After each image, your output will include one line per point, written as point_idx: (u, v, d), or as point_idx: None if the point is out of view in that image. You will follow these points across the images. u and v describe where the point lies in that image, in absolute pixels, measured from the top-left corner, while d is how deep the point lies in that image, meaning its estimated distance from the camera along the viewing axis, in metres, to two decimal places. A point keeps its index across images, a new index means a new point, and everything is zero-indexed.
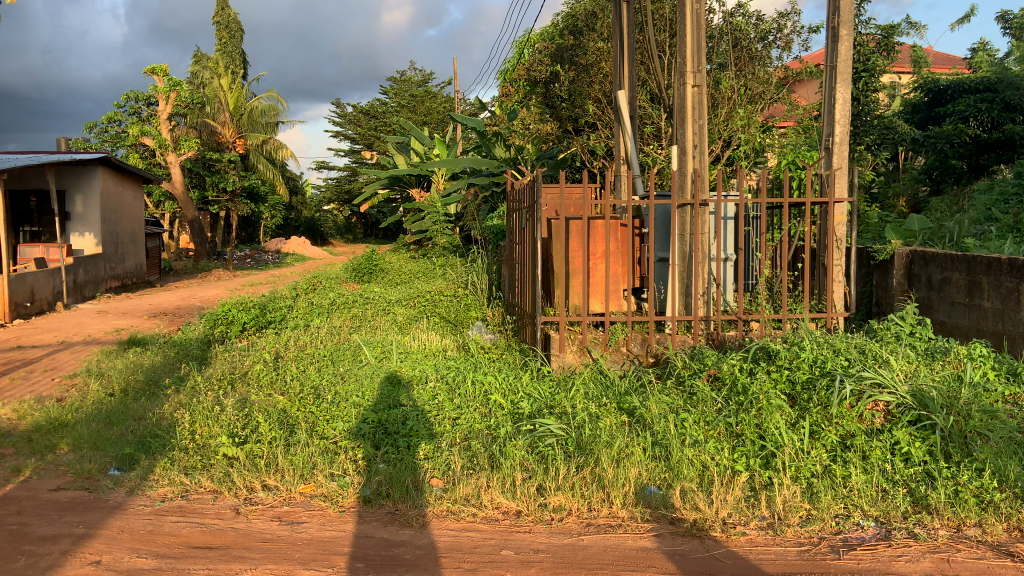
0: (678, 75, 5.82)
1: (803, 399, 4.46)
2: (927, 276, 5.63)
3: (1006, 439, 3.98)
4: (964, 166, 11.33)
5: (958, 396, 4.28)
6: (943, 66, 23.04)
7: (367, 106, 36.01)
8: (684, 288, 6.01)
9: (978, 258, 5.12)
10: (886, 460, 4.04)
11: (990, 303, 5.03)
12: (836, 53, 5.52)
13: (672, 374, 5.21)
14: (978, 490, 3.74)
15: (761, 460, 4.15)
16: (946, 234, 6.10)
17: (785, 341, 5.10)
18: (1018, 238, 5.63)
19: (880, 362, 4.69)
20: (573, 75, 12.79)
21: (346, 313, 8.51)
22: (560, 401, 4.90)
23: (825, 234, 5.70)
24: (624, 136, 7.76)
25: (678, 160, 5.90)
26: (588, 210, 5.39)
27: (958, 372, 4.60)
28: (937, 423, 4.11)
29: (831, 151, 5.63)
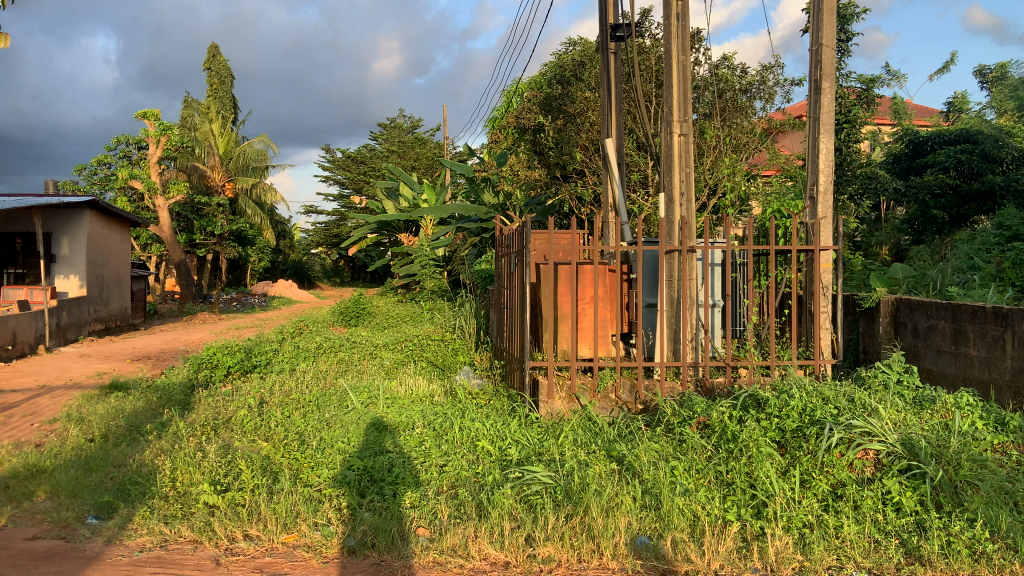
0: (664, 124, 5.90)
1: (793, 447, 4.44)
2: (912, 324, 5.64)
3: (997, 488, 3.95)
4: (946, 216, 11.42)
5: (946, 445, 4.26)
6: (923, 118, 23.55)
7: (357, 152, 36.34)
8: (672, 334, 6.01)
9: (962, 306, 5.15)
10: (878, 510, 4.00)
11: (976, 351, 5.04)
12: (819, 105, 5.62)
13: (661, 421, 5.17)
14: (970, 540, 3.69)
15: (752, 510, 4.11)
16: (930, 282, 6.15)
17: (774, 389, 5.08)
18: (1000, 287, 5.67)
19: (869, 410, 4.67)
20: (561, 123, 12.91)
21: (332, 357, 8.43)
22: (548, 448, 4.84)
23: (811, 282, 5.74)
24: (613, 183, 7.81)
25: (665, 208, 5.96)
26: (578, 256, 5.41)
27: (946, 422, 4.59)
28: (927, 472, 4.08)
29: (816, 201, 5.70)
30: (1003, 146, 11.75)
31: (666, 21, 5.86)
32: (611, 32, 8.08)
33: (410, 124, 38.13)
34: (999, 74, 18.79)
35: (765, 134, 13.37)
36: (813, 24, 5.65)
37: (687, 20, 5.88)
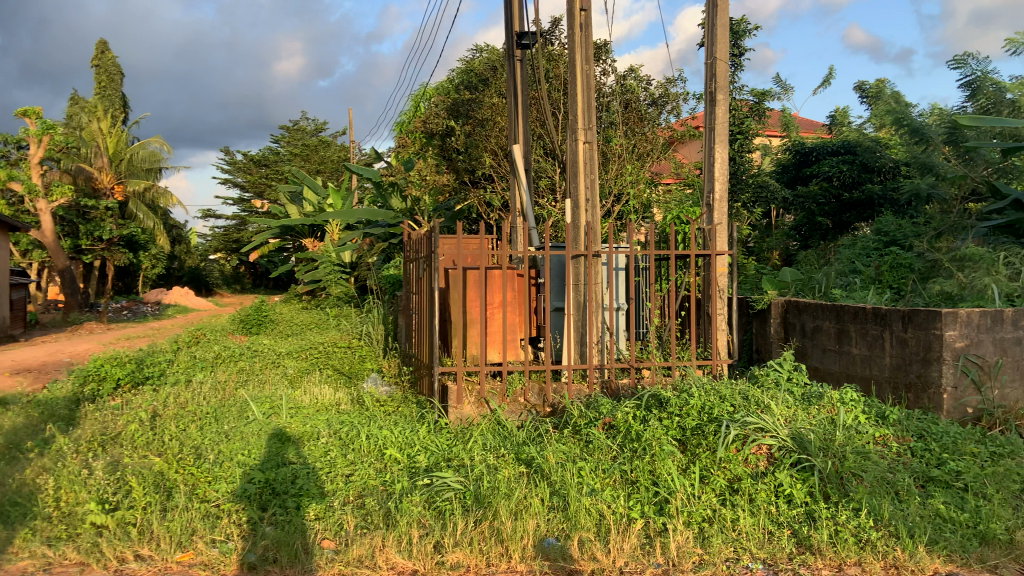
0: (569, 131, 6.02)
1: (692, 445, 4.62)
2: (801, 325, 5.98)
3: (878, 479, 4.23)
4: (830, 223, 12.27)
5: (833, 438, 4.54)
6: (807, 130, 25.00)
7: (260, 154, 35.18)
8: (579, 336, 6.12)
9: (844, 307, 5.49)
10: (771, 502, 4.21)
11: (857, 349, 5.39)
12: (714, 116, 5.87)
13: (568, 423, 5.27)
14: (856, 528, 3.92)
15: (655, 507, 4.25)
16: (816, 285, 6.50)
17: (675, 389, 5.26)
18: (879, 290, 6.05)
19: (762, 407, 4.91)
20: (469, 128, 12.92)
21: (231, 367, 8.12)
22: (457, 454, 4.85)
23: (708, 285, 5.98)
24: (520, 188, 7.88)
25: (571, 214, 6.08)
26: (486, 260, 5.43)
27: (831, 416, 4.88)
28: (816, 465, 4.33)
29: (712, 208, 5.95)
30: (880, 157, 12.61)
31: (569, 30, 5.97)
32: (516, 40, 8.17)
33: (314, 126, 37.33)
34: (875, 91, 20.07)
35: (667, 144, 13.86)
36: (707, 39, 5.89)
37: (590, 30, 6.02)
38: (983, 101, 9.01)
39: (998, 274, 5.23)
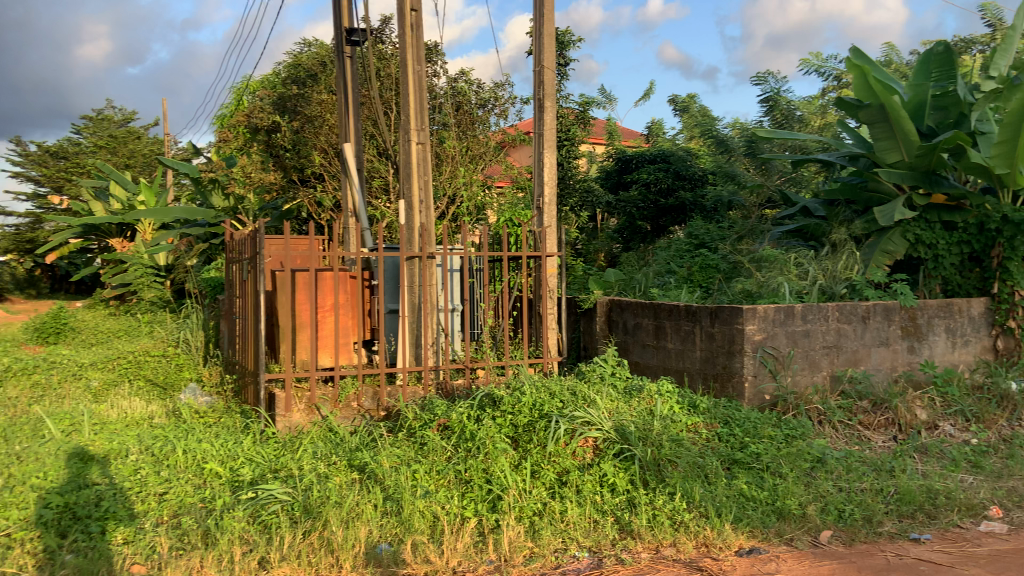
0: (402, 132, 5.97)
1: (524, 441, 4.75)
2: (623, 322, 6.33)
3: (690, 464, 4.57)
4: (648, 227, 13.18)
5: (651, 427, 4.84)
6: (627, 139, 26.49)
7: (57, 145, 31.66)
8: (414, 338, 6.09)
9: (661, 305, 5.88)
10: (597, 492, 4.42)
11: (673, 344, 5.78)
12: (542, 122, 6.06)
13: (402, 426, 5.22)
14: (671, 511, 4.20)
15: (488, 504, 4.32)
16: (636, 284, 6.90)
17: (507, 387, 5.38)
18: (692, 289, 6.52)
19: (588, 401, 5.13)
20: (297, 125, 12.43)
21: (20, 383, 7.22)
22: (285, 464, 4.65)
23: (539, 286, 6.17)
24: (351, 188, 7.70)
25: (404, 215, 6.03)
26: (315, 262, 5.26)
27: (650, 407, 5.21)
28: (636, 454, 4.60)
29: (542, 211, 6.13)
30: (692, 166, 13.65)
31: (400, 30, 5.92)
32: (346, 36, 7.98)
33: (123, 117, 34.22)
34: (686, 105, 21.64)
35: (499, 147, 14.13)
36: (535, 47, 6.06)
37: (421, 30, 6.00)
38: (776, 117, 9.97)
39: (790, 273, 5.80)
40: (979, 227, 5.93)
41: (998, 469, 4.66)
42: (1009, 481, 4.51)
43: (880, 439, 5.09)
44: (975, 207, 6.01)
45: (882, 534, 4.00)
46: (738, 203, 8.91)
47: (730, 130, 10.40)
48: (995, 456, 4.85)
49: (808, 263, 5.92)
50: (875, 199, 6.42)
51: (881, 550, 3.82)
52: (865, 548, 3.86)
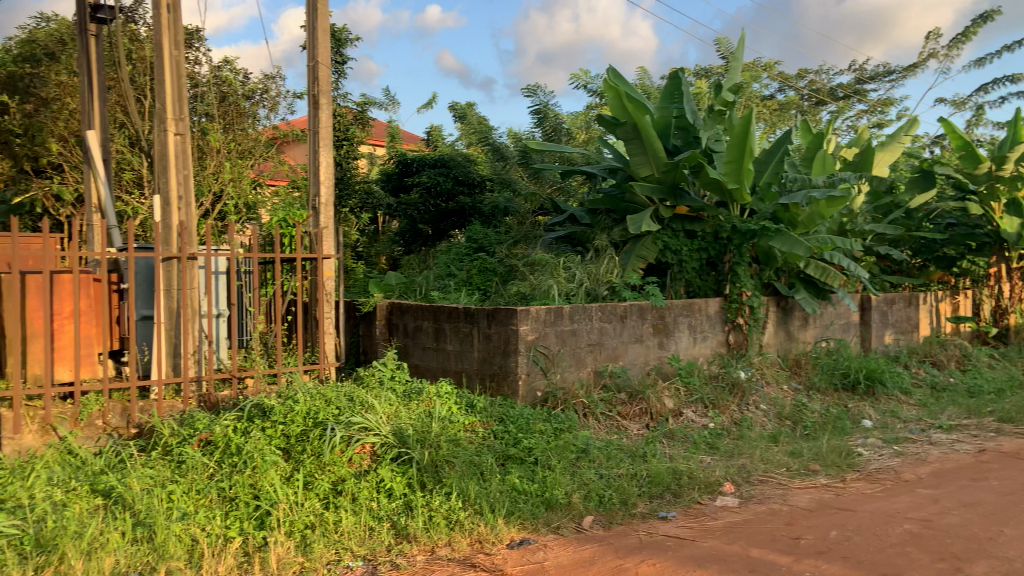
0: (158, 121, 5.46)
1: (296, 451, 4.56)
2: (403, 325, 6.32)
3: (466, 463, 4.67)
4: None
5: (429, 429, 4.87)
6: (407, 146, 26.50)
7: None
8: (175, 347, 5.60)
9: (440, 307, 5.94)
10: (373, 498, 4.34)
11: (451, 346, 5.87)
12: (317, 120, 5.86)
13: (158, 444, 4.74)
14: (448, 511, 4.23)
15: (256, 522, 4.07)
16: (416, 287, 6.89)
17: (279, 396, 5.12)
18: (470, 292, 6.67)
19: (365, 407, 5.04)
20: (31, 107, 11.07)
21: None
22: (10, 495, 4.02)
23: (315, 289, 5.96)
24: (98, 181, 6.88)
25: (161, 212, 5.52)
26: (49, 263, 4.63)
27: (428, 409, 5.24)
28: (414, 457, 4.61)
29: (318, 211, 5.93)
30: None
31: (154, 10, 5.41)
32: (90, 12, 7.14)
33: None
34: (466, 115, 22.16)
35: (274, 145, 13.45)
36: (309, 41, 5.86)
37: (180, 13, 5.53)
38: (548, 129, 10.56)
39: (559, 276, 6.15)
40: (714, 237, 6.77)
41: (730, 449, 5.30)
42: (738, 458, 5.14)
43: (636, 428, 5.57)
44: (711, 217, 6.83)
45: (636, 515, 4.36)
46: (511, 210, 9.05)
47: (504, 140, 10.74)
48: (728, 438, 5.52)
49: (574, 267, 6.31)
50: (631, 209, 6.92)
51: (635, 530, 4.17)
52: (622, 530, 4.18)
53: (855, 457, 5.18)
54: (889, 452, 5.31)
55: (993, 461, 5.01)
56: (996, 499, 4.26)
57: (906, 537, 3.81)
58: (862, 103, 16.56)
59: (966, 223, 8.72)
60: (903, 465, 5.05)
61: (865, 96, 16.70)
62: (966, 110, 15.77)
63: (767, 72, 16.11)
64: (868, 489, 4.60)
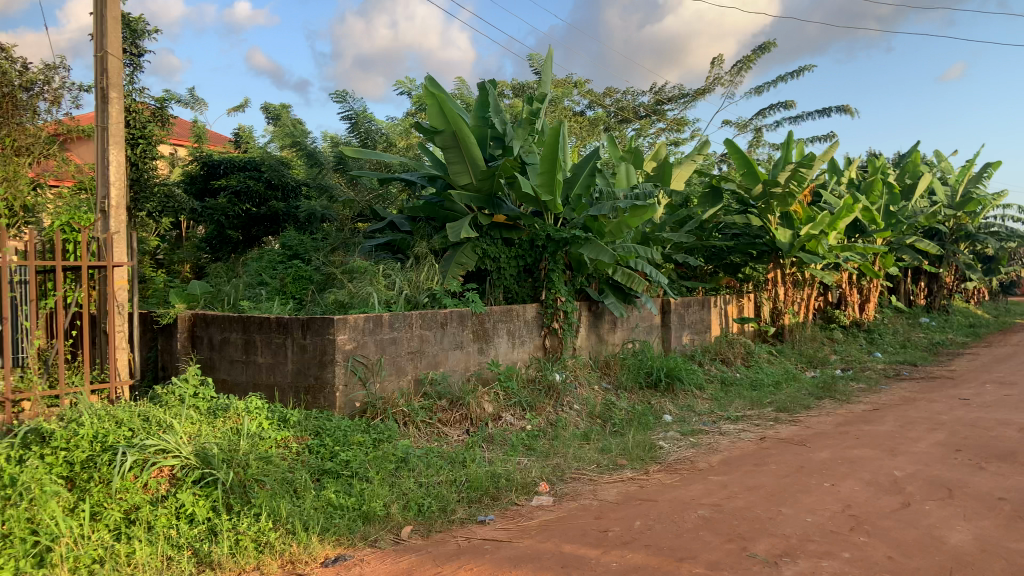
0: None
1: (81, 480, 4.09)
2: (208, 338, 5.91)
3: (278, 480, 4.43)
4: None
5: (236, 448, 4.56)
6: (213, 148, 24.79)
7: None
8: None
9: (250, 318, 5.62)
10: (172, 525, 3.98)
11: (262, 359, 5.57)
12: (107, 114, 5.33)
13: None
14: (256, 534, 3.94)
15: (32, 559, 3.55)
16: (224, 297, 6.46)
17: (60, 419, 4.58)
18: (283, 301, 6.36)
19: (163, 427, 4.63)
20: None
21: None
22: None
23: (104, 301, 5.42)
24: None
25: None
26: None
27: (236, 427, 4.92)
28: (218, 478, 4.29)
29: (107, 215, 5.41)
30: None
31: None
32: None
33: None
34: None
35: None
36: (95, 29, 5.31)
37: None
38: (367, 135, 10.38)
39: (378, 284, 6.05)
40: (530, 243, 6.96)
41: (546, 449, 5.50)
42: (553, 458, 5.33)
43: (456, 434, 5.59)
44: (527, 226, 6.97)
45: (454, 522, 4.35)
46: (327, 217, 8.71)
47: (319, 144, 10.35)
48: (544, 438, 5.73)
49: (394, 275, 6.24)
50: (451, 218, 6.92)
51: (453, 536, 4.16)
52: (440, 538, 4.14)
53: (657, 450, 5.57)
54: (686, 444, 5.76)
55: (771, 447, 5.61)
56: (773, 481, 4.76)
57: (699, 522, 4.14)
58: (660, 122, 17.97)
59: (747, 233, 9.70)
60: (698, 454, 5.51)
61: (664, 117, 18.13)
62: (747, 132, 17.61)
63: (577, 89, 17.02)
64: (668, 480, 4.96)
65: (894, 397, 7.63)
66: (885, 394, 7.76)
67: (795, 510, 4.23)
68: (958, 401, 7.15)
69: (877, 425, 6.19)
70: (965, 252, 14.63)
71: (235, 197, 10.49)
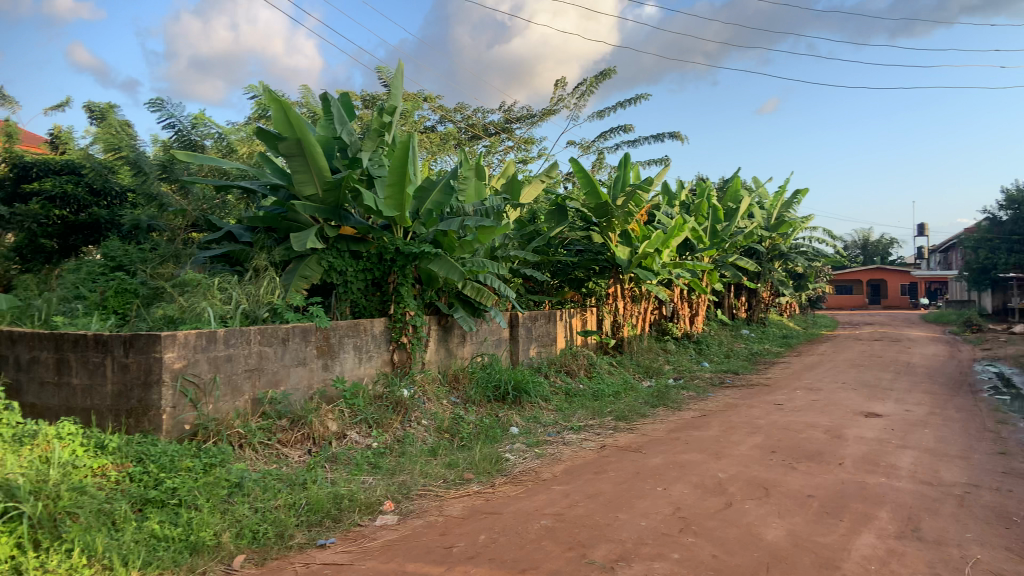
0: None
1: None
2: (15, 357, 5.35)
3: (95, 512, 4.02)
4: None
5: (44, 478, 4.07)
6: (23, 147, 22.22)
7: None
8: None
9: (64, 334, 5.11)
10: None
11: (77, 380, 5.06)
12: None
13: None
14: (67, 572, 3.49)
15: None
16: (33, 311, 5.81)
17: None
18: (105, 316, 5.84)
19: None
20: None
21: None
22: None
23: None
24: None
25: None
26: None
27: (44, 454, 4.41)
28: (24, 512, 3.77)
29: None
30: None
31: None
32: None
33: None
34: None
35: None
36: None
37: None
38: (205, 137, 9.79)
39: (213, 297, 5.68)
40: (378, 257, 6.82)
41: (392, 466, 5.40)
42: (399, 475, 5.24)
43: (297, 455, 5.36)
44: (375, 239, 6.84)
45: (292, 547, 4.12)
46: (156, 227, 8.08)
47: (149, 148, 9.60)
48: (390, 456, 5.63)
49: (231, 287, 5.89)
50: (294, 228, 6.61)
51: (291, 563, 3.93)
52: (276, 565, 3.89)
53: (503, 462, 5.64)
54: (531, 455, 5.88)
55: (610, 455, 5.86)
56: (612, 488, 4.96)
57: (542, 532, 4.23)
58: (509, 139, 18.38)
59: (590, 249, 10.18)
60: (542, 465, 5.64)
61: (512, 135, 18.58)
62: (590, 153, 18.43)
63: (427, 103, 17.05)
64: (512, 492, 5.02)
65: (719, 403, 8.24)
66: (710, 401, 8.37)
67: (631, 515, 4.42)
68: (773, 406, 7.85)
69: (704, 430, 6.65)
70: (779, 270, 16.17)
71: (48, 202, 9.51)
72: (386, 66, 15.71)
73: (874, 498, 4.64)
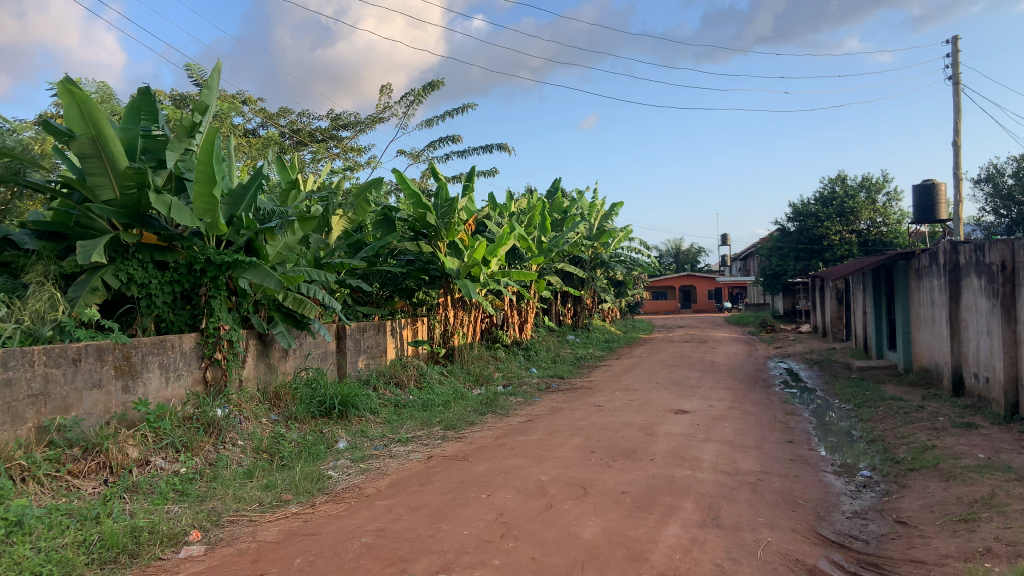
0: None
1: None
2: None
3: None
4: None
5: None
6: None
7: None
8: None
9: None
10: None
11: None
12: None
13: None
14: None
15: None
16: None
17: None
18: None
19: None
20: None
21: None
22: None
23: None
24: None
25: None
26: None
27: None
28: None
29: None
30: None
31: None
32: None
33: None
34: None
35: None
36: None
37: None
38: None
39: None
40: (187, 267, 6.35)
41: (201, 493, 5.03)
42: (209, 502, 4.88)
43: (90, 486, 4.84)
44: (184, 248, 6.39)
45: None
46: None
47: None
48: (200, 481, 5.26)
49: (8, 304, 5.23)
50: (89, 235, 6.02)
51: None
52: None
53: (325, 480, 5.44)
54: (355, 471, 5.72)
55: (436, 465, 5.83)
56: (436, 499, 4.92)
57: (362, 550, 4.08)
58: (336, 147, 18.00)
59: (420, 259, 10.07)
60: (366, 480, 5.50)
61: (340, 142, 18.18)
62: (419, 163, 18.42)
63: (247, 106, 16.23)
64: (333, 511, 4.83)
65: (545, 407, 8.50)
66: (537, 406, 8.60)
67: (453, 525, 4.39)
68: (594, 408, 8.20)
69: (528, 435, 6.80)
70: (601, 278, 17.04)
71: None
72: (197, 64, 14.78)
73: (680, 490, 4.94)
